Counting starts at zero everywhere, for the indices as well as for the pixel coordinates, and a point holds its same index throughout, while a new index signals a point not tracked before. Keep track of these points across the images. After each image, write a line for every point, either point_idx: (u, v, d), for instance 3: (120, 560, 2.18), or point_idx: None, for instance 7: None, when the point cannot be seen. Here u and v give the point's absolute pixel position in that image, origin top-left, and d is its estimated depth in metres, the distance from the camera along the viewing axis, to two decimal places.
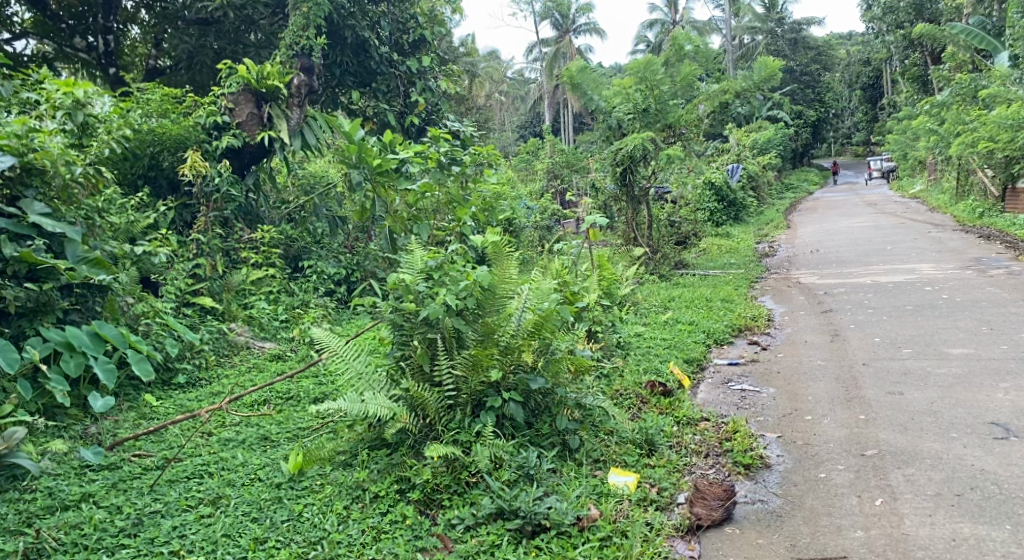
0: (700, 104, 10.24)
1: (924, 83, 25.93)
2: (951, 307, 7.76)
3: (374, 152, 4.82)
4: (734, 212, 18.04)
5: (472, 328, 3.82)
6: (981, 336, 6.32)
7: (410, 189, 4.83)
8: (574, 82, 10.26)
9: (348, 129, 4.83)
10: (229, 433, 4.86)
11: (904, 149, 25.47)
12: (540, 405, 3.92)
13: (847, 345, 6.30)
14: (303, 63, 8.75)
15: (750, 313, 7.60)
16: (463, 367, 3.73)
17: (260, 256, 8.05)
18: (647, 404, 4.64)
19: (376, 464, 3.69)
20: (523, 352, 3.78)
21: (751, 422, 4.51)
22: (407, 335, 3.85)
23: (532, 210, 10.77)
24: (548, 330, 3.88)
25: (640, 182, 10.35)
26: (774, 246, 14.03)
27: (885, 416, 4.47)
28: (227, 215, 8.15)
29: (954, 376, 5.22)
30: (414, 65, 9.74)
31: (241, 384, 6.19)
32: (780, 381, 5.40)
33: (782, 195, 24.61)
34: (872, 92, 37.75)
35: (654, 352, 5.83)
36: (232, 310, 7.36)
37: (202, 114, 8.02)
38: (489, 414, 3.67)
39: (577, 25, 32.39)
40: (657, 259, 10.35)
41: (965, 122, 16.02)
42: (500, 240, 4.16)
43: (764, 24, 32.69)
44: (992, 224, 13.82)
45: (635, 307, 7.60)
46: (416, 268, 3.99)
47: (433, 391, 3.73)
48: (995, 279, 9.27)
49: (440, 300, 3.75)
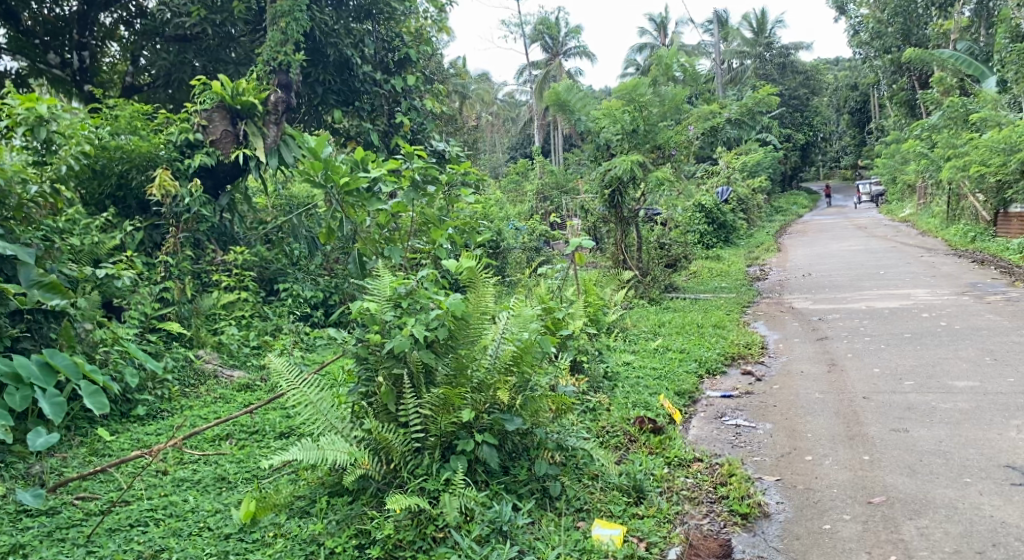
0: (690, 126, 10.07)
1: (912, 107, 25.90)
2: (951, 335, 7.47)
3: (341, 169, 4.40)
4: (724, 234, 17.85)
5: (443, 363, 3.48)
6: (985, 368, 6.01)
7: (382, 210, 4.49)
8: (560, 102, 10.00)
9: (312, 144, 4.38)
10: (184, 473, 4.50)
11: (893, 173, 25.36)
12: (517, 446, 3.59)
13: (846, 376, 5.99)
14: (281, 78, 8.48)
15: (743, 340, 7.29)
16: (431, 407, 3.38)
17: (232, 279, 7.70)
18: (635, 442, 4.30)
19: (335, 515, 3.33)
20: (499, 390, 3.46)
21: (747, 463, 4.18)
22: (372, 369, 3.51)
23: (519, 231, 10.46)
24: (528, 363, 3.56)
25: (629, 203, 10.08)
26: (765, 269, 13.76)
27: (890, 457, 4.15)
28: (198, 236, 7.81)
29: (961, 411, 4.91)
30: (399, 84, 9.40)
31: (205, 416, 5.83)
32: (776, 415, 5.07)
33: (772, 218, 24.49)
34: (859, 116, 37.86)
35: (643, 384, 5.50)
36: (200, 336, 7.00)
37: (174, 131, 7.70)
38: (460, 459, 3.33)
39: (567, 48, 32.42)
40: (647, 282, 10.06)
41: (957, 145, 15.86)
42: (476, 265, 3.82)
43: (753, 49, 32.73)
44: (985, 249, 13.59)
45: (625, 334, 7.28)
46: (383, 295, 3.61)
47: (398, 433, 3.37)
48: (993, 305, 9.00)
49: (407, 332, 3.38)
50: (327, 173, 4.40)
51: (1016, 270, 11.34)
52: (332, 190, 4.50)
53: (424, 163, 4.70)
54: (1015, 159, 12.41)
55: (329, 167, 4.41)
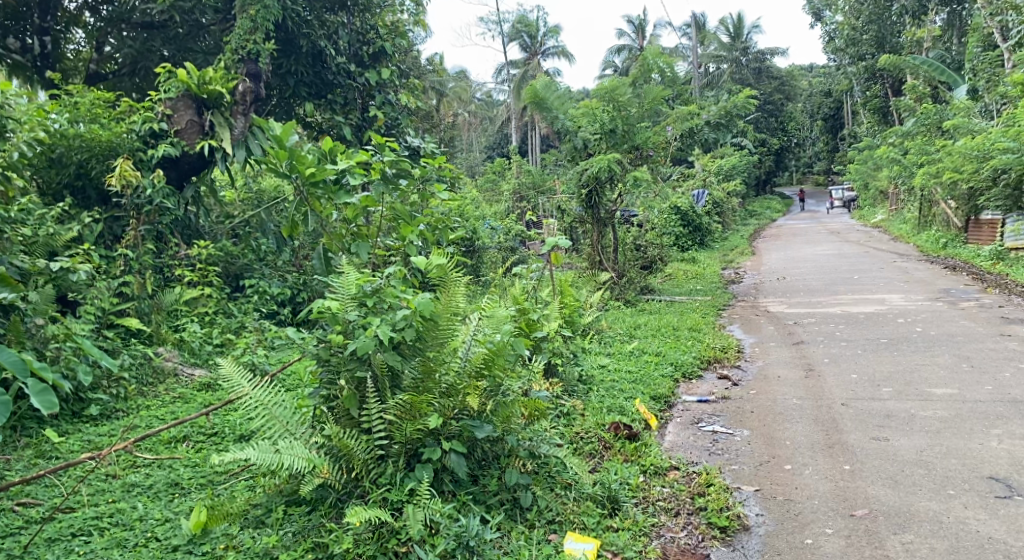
0: (668, 127, 10.01)
1: (885, 114, 26.09)
2: (928, 341, 7.40)
3: (307, 159, 4.19)
4: (699, 237, 17.81)
5: (409, 367, 3.30)
6: (963, 375, 5.94)
7: (350, 204, 4.27)
8: (538, 99, 9.71)
9: (277, 133, 4.19)
10: (135, 477, 4.26)
11: (867, 179, 25.52)
12: (487, 454, 3.40)
13: (823, 382, 5.88)
14: (250, 68, 8.24)
15: (719, 344, 7.18)
16: (396, 412, 3.18)
17: (196, 274, 7.42)
18: (610, 449, 4.14)
19: (290, 527, 3.13)
20: (469, 396, 3.28)
21: (725, 472, 4.04)
22: (334, 371, 3.31)
23: (495, 230, 10.28)
24: (500, 367, 3.39)
25: (607, 204, 9.93)
26: (739, 272, 13.70)
27: (871, 466, 4.04)
28: (161, 229, 7.52)
29: (942, 420, 4.82)
30: (373, 77, 9.17)
31: (163, 416, 5.59)
32: (754, 422, 4.94)
33: (746, 222, 24.55)
34: (833, 122, 38.14)
35: (619, 388, 5.34)
36: (161, 333, 6.74)
37: (137, 120, 7.43)
38: (425, 468, 3.13)
39: (546, 48, 32.25)
40: (622, 284, 9.90)
41: (930, 152, 15.93)
42: (446, 263, 3.64)
43: (730, 53, 32.43)
44: (956, 256, 13.65)
45: (600, 336, 7.13)
46: (348, 293, 3.42)
47: (360, 440, 3.17)
48: (967, 311, 9.00)
49: (371, 332, 3.19)
50: (291, 164, 4.17)
51: (988, 276, 11.37)
52: (296, 181, 4.26)
53: (395, 157, 4.48)
54: (988, 166, 12.43)
55: (293, 157, 4.18)
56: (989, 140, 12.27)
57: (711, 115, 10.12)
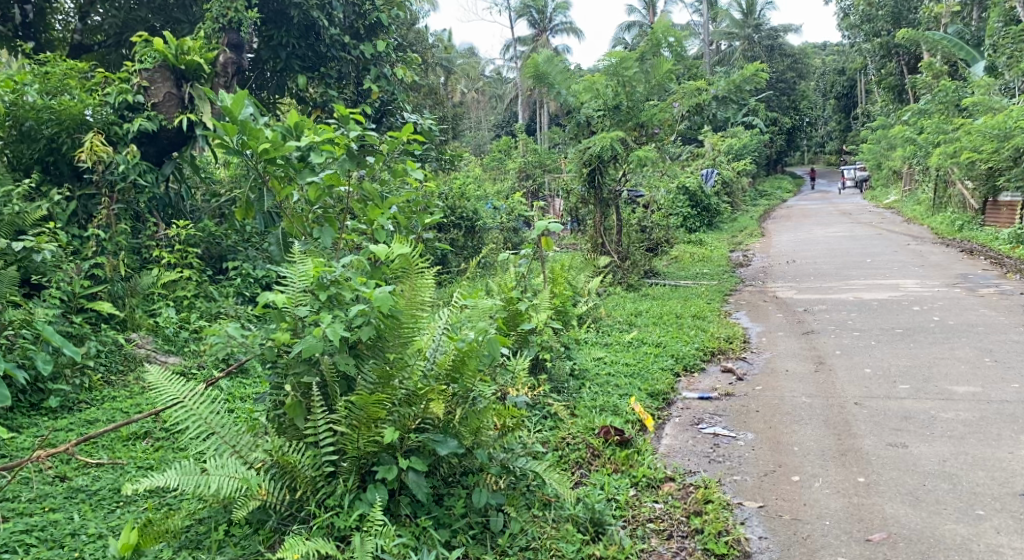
0: (675, 103, 9.34)
1: (900, 92, 25.36)
2: (946, 331, 6.95)
3: (260, 134, 3.80)
4: (707, 218, 17.30)
5: (364, 371, 2.90)
6: (985, 371, 5.50)
7: (313, 183, 3.85)
8: (539, 74, 9.24)
9: (229, 105, 3.82)
10: (82, 480, 3.89)
11: (879, 159, 24.88)
12: (454, 470, 3.01)
13: (835, 378, 5.47)
14: (231, 37, 7.79)
15: (724, 334, 6.76)
16: (347, 424, 2.80)
17: (175, 255, 6.90)
18: (598, 458, 3.77)
19: (226, 554, 2.76)
20: (431, 403, 2.88)
21: (725, 484, 3.66)
22: (281, 375, 2.94)
23: (497, 210, 9.86)
24: (471, 370, 2.99)
25: (610, 184, 9.46)
26: (748, 255, 13.23)
27: (889, 479, 3.65)
28: (137, 209, 7.06)
29: (965, 424, 4.39)
30: (368, 49, 8.56)
31: (127, 409, 5.20)
32: (760, 423, 4.54)
33: (755, 203, 23.99)
34: (845, 100, 37.33)
35: (613, 384, 4.95)
36: (135, 317, 6.30)
37: (111, 92, 6.95)
38: (379, 490, 2.74)
39: (554, 24, 31.58)
40: (625, 268, 9.47)
41: (948, 131, 15.32)
42: (411, 252, 3.23)
43: (742, 31, 31.82)
44: (973, 239, 13.10)
45: (597, 325, 6.72)
46: (300, 285, 3.04)
47: (307, 455, 2.81)
48: (987, 299, 8.52)
49: (319, 333, 2.79)
50: (243, 140, 3.79)
51: (1007, 261, 10.87)
52: (251, 158, 3.90)
53: (361, 130, 4.04)
54: (1010, 146, 11.84)
55: (245, 131, 3.79)
56: (1011, 118, 11.68)
57: (719, 91, 9.53)
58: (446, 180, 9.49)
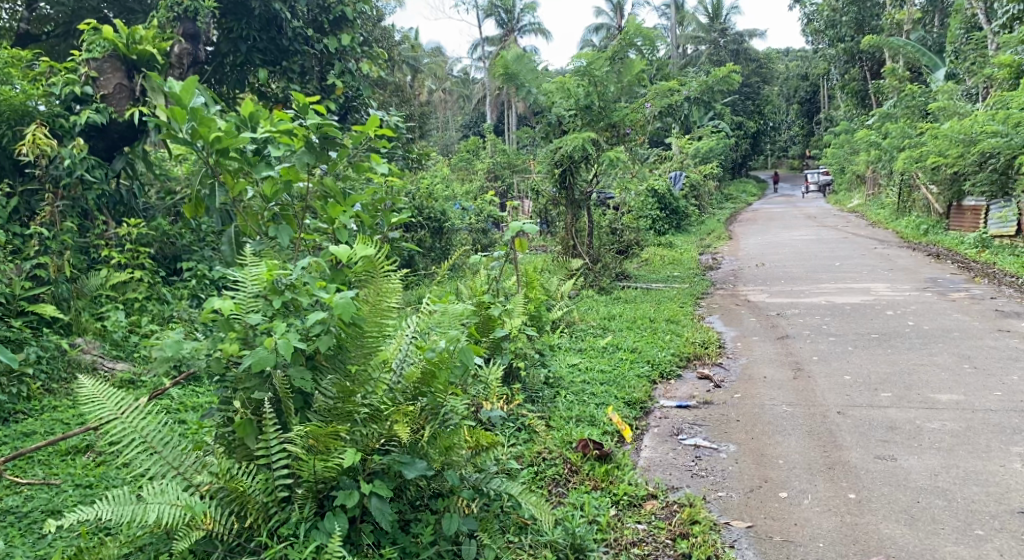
0: (646, 104, 9.16)
1: (863, 97, 25.60)
2: (922, 336, 6.86)
3: (213, 124, 3.50)
4: (676, 220, 17.22)
5: (323, 386, 2.64)
6: (967, 379, 5.37)
7: (270, 176, 3.55)
8: (508, 73, 8.88)
9: (178, 90, 3.50)
10: (11, 500, 3.54)
11: (843, 163, 25.09)
12: (422, 493, 2.74)
13: (815, 386, 5.29)
14: (187, 27, 7.40)
15: (700, 338, 6.58)
16: (303, 444, 2.53)
17: (127, 254, 6.53)
18: (576, 474, 3.54)
19: None
20: (397, 423, 2.61)
21: (710, 502, 3.46)
22: (231, 390, 2.66)
23: (466, 211, 9.65)
24: (441, 383, 2.75)
25: (581, 185, 9.27)
26: (717, 258, 13.14)
27: (882, 495, 3.47)
28: (85, 206, 6.65)
29: (953, 434, 4.24)
30: (332, 44, 8.20)
31: (67, 420, 4.82)
32: (741, 434, 4.33)
33: (722, 205, 24.06)
34: (809, 106, 37.74)
35: (589, 393, 4.73)
36: (81, 321, 5.92)
37: (57, 82, 6.56)
38: (338, 518, 2.46)
39: (522, 25, 31.41)
40: (597, 271, 9.24)
41: (912, 136, 15.40)
42: (375, 254, 2.96)
43: (708, 34, 31.82)
44: (939, 243, 13.15)
45: (571, 329, 6.50)
46: (253, 289, 2.75)
47: (257, 479, 2.52)
48: (959, 303, 8.47)
49: (272, 343, 2.53)
50: (193, 127, 3.48)
51: (974, 265, 10.88)
52: (203, 151, 3.56)
53: (322, 120, 3.70)
54: (975, 151, 11.87)
55: (196, 119, 3.49)
56: (978, 123, 11.69)
57: (692, 92, 9.32)
58: (414, 179, 9.20)
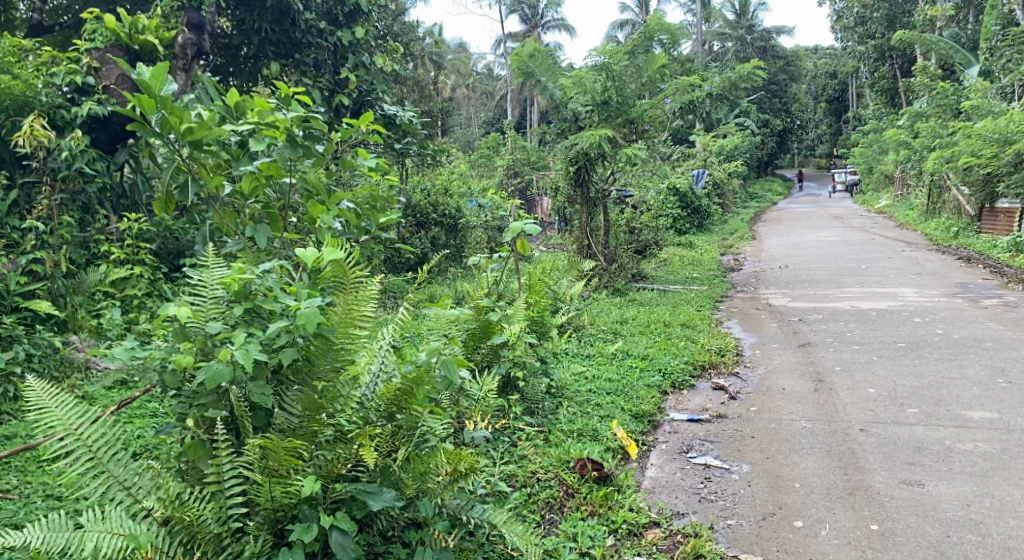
0: (666, 99, 8.79)
1: (893, 96, 24.97)
2: (952, 346, 6.50)
3: (185, 114, 3.33)
4: (698, 219, 16.84)
5: (287, 402, 2.41)
6: (1002, 395, 5.02)
7: (248, 171, 3.34)
8: (524, 69, 8.63)
9: (148, 77, 3.32)
10: None
11: (872, 163, 24.53)
12: (392, 523, 2.49)
13: (837, 399, 4.99)
14: (191, 17, 7.01)
15: (716, 345, 6.27)
16: (258, 470, 2.30)
17: (127, 250, 6.28)
18: (573, 497, 3.32)
19: None
20: (364, 448, 2.37)
21: (718, 532, 3.19)
22: (187, 406, 2.43)
23: (482, 209, 9.41)
24: (419, 401, 2.51)
25: (597, 183, 8.98)
26: (739, 259, 12.78)
27: (908, 529, 3.17)
28: (85, 199, 6.32)
29: (987, 458, 3.91)
30: (346, 37, 7.86)
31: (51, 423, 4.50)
32: (756, 453, 4.04)
33: (746, 205, 23.60)
34: (836, 104, 37.02)
35: (593, 404, 4.46)
36: (77, 318, 5.69)
37: (57, 72, 6.20)
38: (294, 553, 2.22)
39: (546, 20, 31.08)
40: (612, 271, 8.95)
41: (944, 136, 14.88)
42: (349, 257, 2.71)
43: (734, 32, 31.30)
44: (969, 246, 12.70)
45: (580, 334, 6.23)
46: (209, 297, 2.55)
47: (208, 506, 2.29)
48: (991, 311, 8.08)
49: (225, 357, 2.30)
50: (162, 117, 3.32)
51: (1007, 270, 10.45)
52: (174, 142, 3.43)
53: (305, 113, 3.51)
54: (1011, 152, 11.39)
55: (166, 108, 3.33)
56: (1014, 122, 11.21)
57: (714, 88, 8.92)
58: (428, 175, 8.96)
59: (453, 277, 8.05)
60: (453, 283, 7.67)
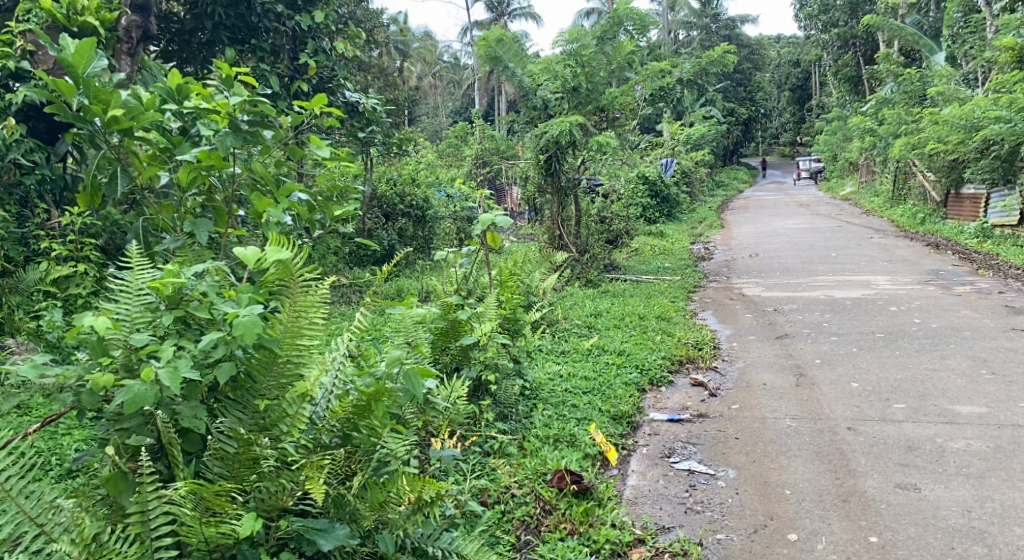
0: (637, 85, 8.66)
1: (856, 83, 25.06)
2: (931, 336, 6.34)
3: (112, 98, 2.99)
4: (667, 208, 16.66)
5: (224, 424, 2.13)
6: (988, 388, 4.85)
7: (185, 161, 3.02)
8: (489, 55, 8.28)
9: (70, 55, 2.97)
10: None
11: (836, 150, 24.63)
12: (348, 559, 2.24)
13: (820, 394, 4.80)
14: None
15: (693, 339, 6.04)
16: (192, 505, 2.02)
17: (69, 246, 5.60)
18: (551, 514, 3.08)
19: None
20: (315, 479, 2.13)
21: (707, 547, 2.96)
22: (109, 430, 2.13)
23: (449, 199, 9.09)
24: (378, 422, 2.26)
25: (568, 172, 8.70)
26: (709, 248, 12.62)
27: (909, 541, 2.97)
28: (22, 194, 5.76)
29: (981, 457, 3.73)
30: (304, 21, 7.43)
31: None
32: (742, 456, 3.80)
33: (714, 193, 23.54)
34: (800, 92, 37.22)
35: (569, 406, 4.20)
36: (14, 320, 5.27)
37: None
38: None
39: (511, 9, 30.67)
40: (584, 262, 8.74)
41: (910, 122, 14.85)
42: (295, 255, 2.41)
43: (700, 20, 31.22)
44: (937, 232, 12.67)
45: (553, 330, 5.95)
46: (134, 304, 2.23)
47: (133, 546, 2.00)
48: (964, 298, 7.98)
49: (150, 376, 2.00)
50: (84, 103, 2.96)
51: (976, 256, 10.42)
52: (101, 129, 3.08)
53: (248, 96, 3.17)
54: (977, 138, 11.38)
55: (89, 92, 2.98)
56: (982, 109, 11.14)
57: (686, 74, 8.68)
58: (392, 165, 8.60)
59: (421, 271, 7.73)
60: (422, 278, 7.35)
